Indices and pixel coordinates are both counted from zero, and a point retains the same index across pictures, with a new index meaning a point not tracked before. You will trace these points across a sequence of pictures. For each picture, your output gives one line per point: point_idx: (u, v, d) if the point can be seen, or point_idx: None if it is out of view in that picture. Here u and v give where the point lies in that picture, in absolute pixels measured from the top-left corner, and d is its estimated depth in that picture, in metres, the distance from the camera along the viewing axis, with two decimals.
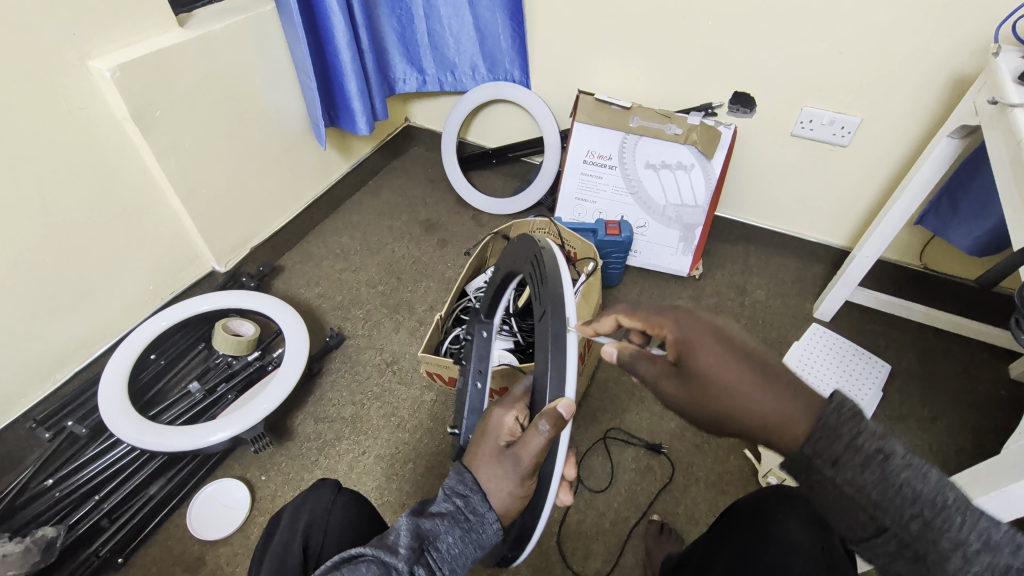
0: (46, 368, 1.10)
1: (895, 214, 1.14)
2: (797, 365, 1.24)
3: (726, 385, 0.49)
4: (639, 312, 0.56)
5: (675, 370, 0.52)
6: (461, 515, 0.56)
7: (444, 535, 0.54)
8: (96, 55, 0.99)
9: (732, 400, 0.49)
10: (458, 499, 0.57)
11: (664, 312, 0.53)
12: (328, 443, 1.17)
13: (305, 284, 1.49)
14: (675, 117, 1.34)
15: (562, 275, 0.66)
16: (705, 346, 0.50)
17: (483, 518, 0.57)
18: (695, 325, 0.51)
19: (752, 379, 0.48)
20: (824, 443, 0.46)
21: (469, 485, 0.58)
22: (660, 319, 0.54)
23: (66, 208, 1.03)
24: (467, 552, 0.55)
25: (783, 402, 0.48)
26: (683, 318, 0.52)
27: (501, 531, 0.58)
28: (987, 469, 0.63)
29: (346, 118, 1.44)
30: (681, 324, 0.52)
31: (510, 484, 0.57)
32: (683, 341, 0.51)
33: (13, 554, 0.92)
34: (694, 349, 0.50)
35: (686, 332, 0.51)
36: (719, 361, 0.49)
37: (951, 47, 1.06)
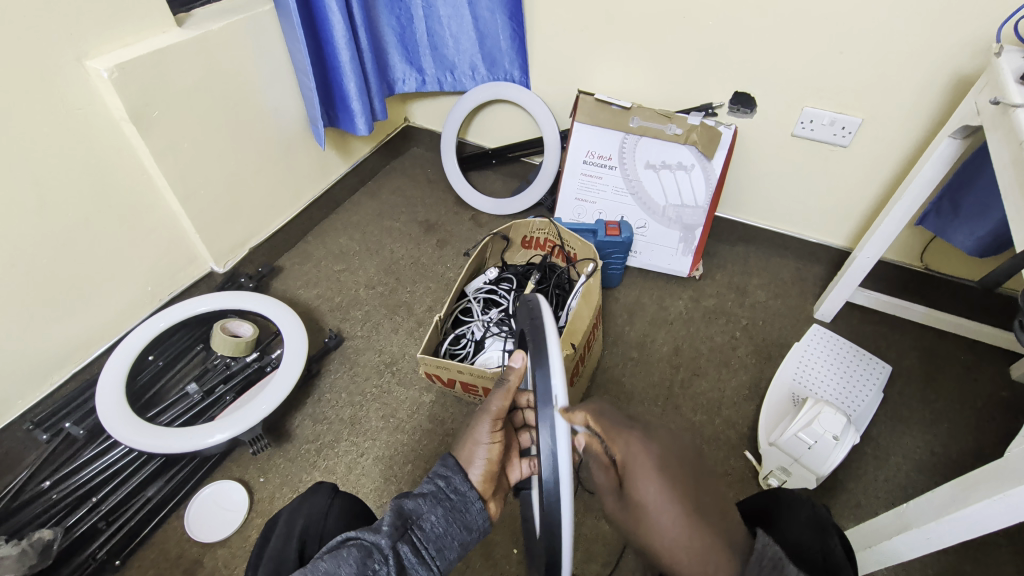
0: (43, 370, 1.09)
1: (897, 214, 1.14)
2: (798, 366, 1.23)
3: (647, 510, 0.57)
4: (605, 423, 0.67)
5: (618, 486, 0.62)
6: (443, 495, 0.61)
7: (426, 514, 0.59)
8: (93, 55, 0.99)
9: (649, 518, 0.57)
10: (439, 480, 0.63)
11: (626, 436, 0.64)
12: (326, 445, 1.16)
13: (304, 285, 1.48)
14: (675, 117, 1.33)
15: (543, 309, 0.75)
16: (645, 475, 0.60)
17: (465, 496, 0.62)
18: (637, 452, 0.62)
19: (674, 509, 0.56)
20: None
21: (450, 467, 0.64)
22: (619, 440, 0.65)
23: (64, 208, 1.03)
24: (452, 531, 0.60)
25: (695, 544, 0.54)
26: (636, 446, 0.63)
27: (483, 511, 0.63)
28: (989, 473, 0.61)
29: (345, 119, 1.43)
30: (632, 450, 0.63)
31: (481, 436, 0.69)
32: (629, 464, 0.62)
33: (10, 557, 0.91)
34: (634, 472, 0.61)
35: (635, 457, 0.62)
36: (650, 488, 0.59)
37: (952, 47, 1.06)
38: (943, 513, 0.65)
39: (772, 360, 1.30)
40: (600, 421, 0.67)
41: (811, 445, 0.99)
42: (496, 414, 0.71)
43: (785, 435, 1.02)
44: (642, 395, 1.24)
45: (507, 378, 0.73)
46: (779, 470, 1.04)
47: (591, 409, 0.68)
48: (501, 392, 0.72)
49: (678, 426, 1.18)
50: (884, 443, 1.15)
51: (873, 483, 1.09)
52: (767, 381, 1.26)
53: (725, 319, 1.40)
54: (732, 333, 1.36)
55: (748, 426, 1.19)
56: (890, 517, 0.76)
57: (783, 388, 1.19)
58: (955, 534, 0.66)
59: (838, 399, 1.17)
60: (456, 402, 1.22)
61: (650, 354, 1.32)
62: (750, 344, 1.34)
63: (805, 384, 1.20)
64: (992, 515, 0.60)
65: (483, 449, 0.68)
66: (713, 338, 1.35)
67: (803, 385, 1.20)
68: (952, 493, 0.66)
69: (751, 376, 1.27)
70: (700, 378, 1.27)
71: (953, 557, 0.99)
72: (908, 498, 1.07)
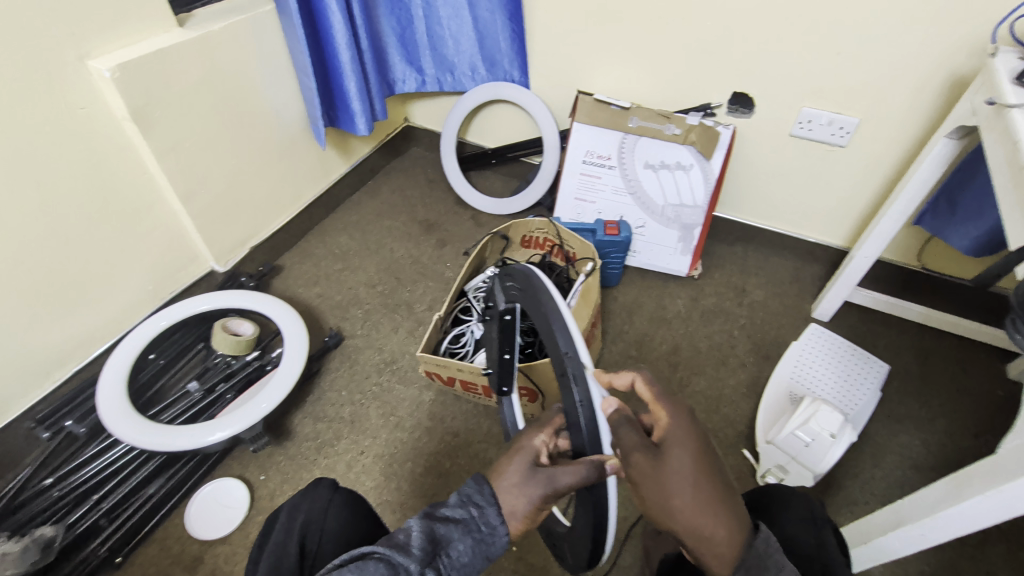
0: (45, 368, 1.10)
1: (894, 213, 1.14)
2: (795, 365, 1.24)
3: (682, 484, 0.54)
4: (655, 387, 0.61)
5: (652, 449, 0.56)
6: (475, 524, 0.58)
7: (456, 541, 0.56)
8: (95, 55, 0.99)
9: (683, 498, 0.53)
10: (472, 508, 0.59)
11: (671, 405, 0.59)
12: (325, 442, 1.17)
13: (304, 284, 1.49)
14: (673, 117, 1.34)
15: (552, 292, 0.76)
16: (687, 448, 0.56)
17: (495, 530, 0.58)
18: (689, 428, 0.57)
19: (707, 493, 0.54)
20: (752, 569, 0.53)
21: (487, 496, 0.60)
22: (665, 407, 0.59)
23: (66, 206, 1.03)
24: (476, 563, 0.57)
25: (717, 521, 0.53)
26: (684, 419, 0.58)
27: (509, 548, 0.59)
28: (982, 468, 0.62)
29: (345, 119, 1.44)
30: (680, 422, 0.57)
31: (534, 499, 0.61)
32: (671, 433, 0.57)
33: (12, 554, 0.91)
34: (677, 446, 0.56)
35: (682, 429, 0.57)
36: (690, 464, 0.55)
37: (948, 48, 1.06)
38: (937, 510, 0.66)
39: (770, 359, 1.31)
40: (654, 383, 0.61)
41: (808, 443, 0.99)
42: (561, 490, 0.61)
43: (783, 433, 1.02)
44: None
45: (583, 465, 0.62)
46: (777, 467, 1.05)
47: (642, 372, 0.62)
48: (574, 470, 0.61)
49: None
50: (881, 442, 1.16)
51: (870, 481, 1.10)
52: (765, 379, 1.27)
53: (723, 318, 1.40)
54: (731, 332, 1.37)
55: (746, 424, 1.20)
56: (886, 514, 0.76)
57: (780, 386, 1.20)
58: (950, 530, 0.66)
59: (835, 398, 1.18)
60: (455, 400, 1.23)
61: (649, 353, 1.32)
62: (748, 342, 1.34)
63: (803, 382, 1.21)
64: (987, 511, 0.61)
65: (528, 509, 0.61)
66: (711, 337, 1.36)
67: (800, 384, 1.21)
68: (947, 489, 0.66)
69: (749, 375, 1.28)
70: (698, 376, 1.28)
71: (949, 554, 0.99)
72: (904, 495, 1.08)
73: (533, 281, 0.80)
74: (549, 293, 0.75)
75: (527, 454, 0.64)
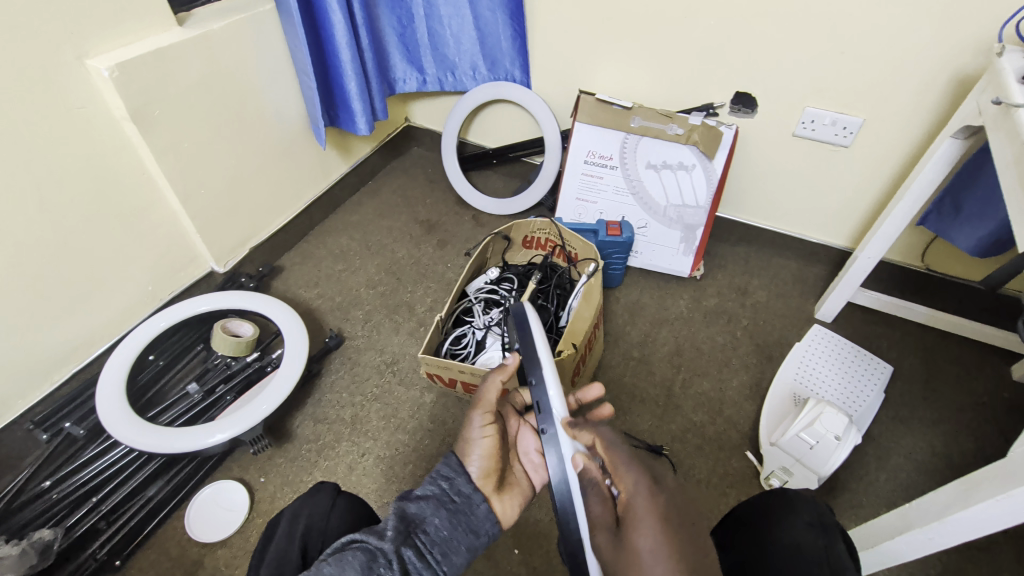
0: (43, 370, 1.09)
1: (898, 214, 1.14)
2: (798, 367, 1.23)
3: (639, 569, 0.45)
4: (616, 448, 0.56)
5: (615, 526, 0.50)
6: (447, 496, 0.61)
7: (430, 516, 0.58)
8: (93, 54, 0.99)
9: None
10: (442, 482, 0.62)
11: (630, 467, 0.52)
12: (327, 445, 1.16)
13: (303, 284, 1.48)
14: (676, 117, 1.33)
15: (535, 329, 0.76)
16: (645, 520, 0.47)
17: (469, 498, 0.62)
18: (648, 495, 0.49)
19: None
20: None
21: (454, 467, 0.64)
22: (623, 471, 0.53)
23: (64, 206, 1.02)
24: (457, 534, 0.58)
25: None
26: (643, 483, 0.50)
27: (493, 519, 0.62)
28: (992, 472, 0.61)
29: (346, 118, 1.43)
30: (636, 487, 0.50)
31: (475, 430, 0.68)
32: (630, 504, 0.50)
33: (10, 557, 0.91)
34: (632, 519, 0.48)
35: (641, 496, 0.49)
36: (652, 541, 0.46)
37: (953, 47, 1.06)
38: (946, 514, 0.65)
39: (773, 360, 1.30)
40: (612, 443, 0.57)
41: (813, 445, 0.98)
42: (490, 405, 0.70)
43: (787, 436, 1.01)
44: (644, 396, 1.24)
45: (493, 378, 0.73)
46: (780, 470, 1.04)
47: (602, 431, 0.59)
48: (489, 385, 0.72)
49: (679, 426, 1.19)
50: (886, 444, 1.15)
51: (875, 483, 1.09)
52: (768, 381, 1.26)
53: (725, 319, 1.39)
54: (734, 333, 1.36)
55: (750, 426, 1.19)
56: (893, 517, 0.76)
57: (784, 387, 1.19)
58: (960, 534, 0.65)
59: (839, 400, 1.17)
60: (456, 402, 1.22)
61: (651, 354, 1.32)
62: (751, 343, 1.34)
63: (806, 384, 1.20)
64: (996, 516, 0.60)
65: (478, 443, 0.67)
66: (713, 338, 1.35)
67: (804, 385, 1.20)
68: (956, 493, 0.65)
69: (752, 376, 1.27)
70: (701, 378, 1.27)
71: (954, 556, 0.99)
72: (908, 497, 1.07)
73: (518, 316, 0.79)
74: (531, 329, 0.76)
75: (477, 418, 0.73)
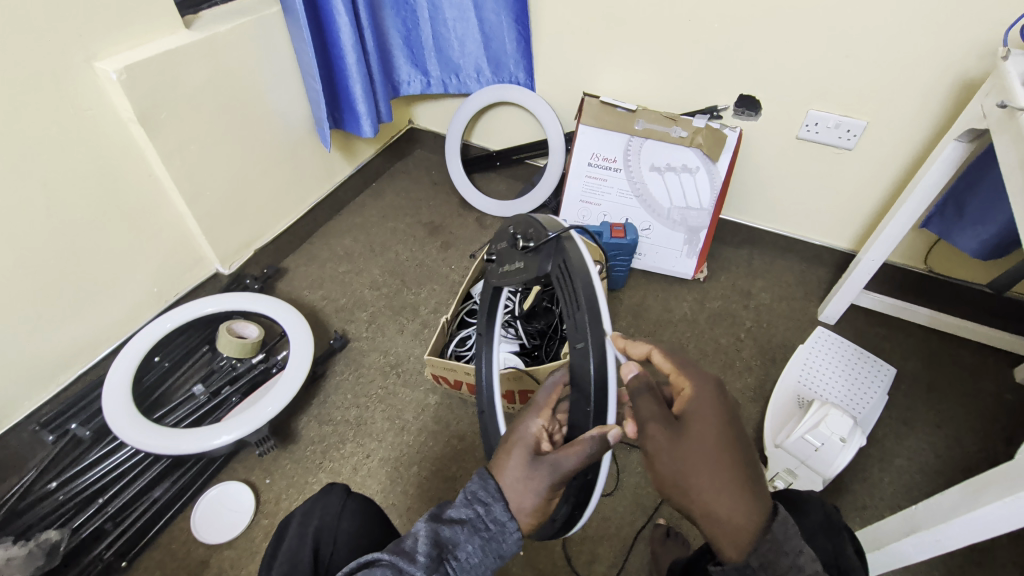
0: (50, 371, 1.09)
1: (902, 216, 1.14)
2: (802, 369, 1.23)
3: (703, 462, 0.56)
4: (677, 358, 0.63)
5: (670, 422, 0.59)
6: (481, 523, 0.59)
7: (463, 543, 0.57)
8: (102, 57, 0.99)
9: (698, 475, 0.56)
10: (478, 506, 0.60)
11: (697, 377, 0.61)
12: (332, 445, 1.17)
13: (308, 286, 1.48)
14: (680, 120, 1.34)
15: (589, 274, 0.70)
16: (710, 420, 0.58)
17: (503, 527, 0.59)
18: (712, 402, 0.60)
19: (729, 471, 0.56)
20: (767, 556, 0.53)
21: (491, 493, 0.60)
22: (688, 377, 0.62)
23: (70, 210, 1.03)
24: (487, 561, 0.58)
25: (736, 501, 0.55)
26: (707, 390, 0.61)
27: (521, 542, 0.60)
28: (999, 475, 0.62)
29: (351, 121, 1.44)
30: (702, 393, 0.60)
31: (542, 490, 0.60)
32: (695, 406, 0.60)
33: (17, 558, 0.92)
34: (698, 420, 0.59)
35: (705, 399, 0.60)
36: (711, 442, 0.57)
37: (957, 52, 1.06)
38: (953, 515, 0.65)
39: (777, 362, 1.30)
40: (670, 354, 0.64)
41: (818, 447, 0.99)
42: (568, 475, 0.61)
43: (792, 438, 1.01)
44: None
45: (591, 446, 0.61)
46: (785, 472, 1.05)
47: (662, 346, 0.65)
48: (579, 453, 0.61)
49: None
50: (890, 446, 1.15)
51: (879, 485, 1.10)
52: (771, 384, 1.26)
53: (729, 322, 1.40)
54: (738, 335, 1.36)
55: (754, 428, 1.19)
56: (899, 519, 0.76)
57: (788, 390, 1.20)
58: (966, 536, 0.65)
59: (844, 402, 1.17)
60: (461, 404, 1.22)
61: None
62: (755, 345, 1.34)
63: (810, 387, 1.20)
64: (1001, 518, 0.60)
65: (538, 501, 0.61)
66: (717, 341, 1.35)
67: (808, 387, 1.20)
68: (963, 495, 0.66)
69: (756, 379, 1.27)
70: None
71: (960, 559, 0.99)
72: (913, 501, 1.07)
73: (576, 266, 0.71)
74: (588, 278, 0.69)
75: (524, 443, 0.64)
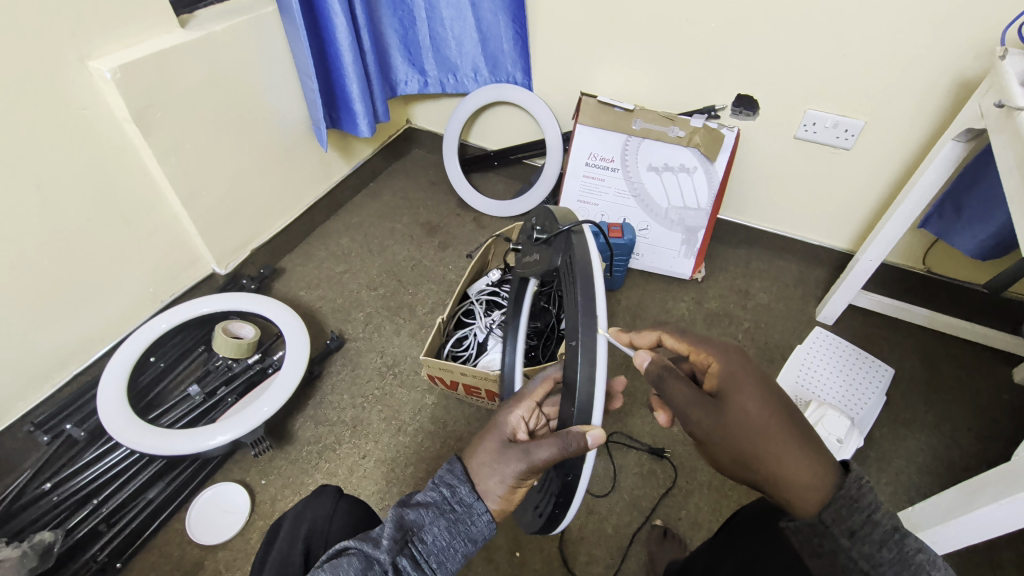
0: (44, 372, 1.09)
1: (899, 217, 1.13)
2: (800, 370, 1.23)
3: (756, 431, 0.53)
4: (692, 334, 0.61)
5: (707, 399, 0.56)
6: (447, 505, 0.58)
7: (428, 525, 0.56)
8: (97, 56, 0.99)
9: (756, 445, 0.53)
10: (444, 489, 0.59)
11: (717, 349, 0.58)
12: (328, 446, 1.16)
13: (304, 287, 1.48)
14: (677, 120, 1.34)
15: (591, 261, 0.66)
16: (749, 388, 0.55)
17: (470, 508, 0.58)
18: (744, 367, 0.56)
19: (784, 433, 0.53)
20: (841, 514, 0.52)
21: (458, 475, 0.59)
22: (709, 352, 0.59)
23: (64, 210, 1.02)
24: (455, 543, 0.57)
25: (801, 461, 0.52)
26: (733, 359, 0.57)
27: (492, 525, 0.59)
28: (996, 476, 0.61)
29: (347, 120, 1.43)
30: (729, 364, 0.57)
31: (509, 477, 0.59)
32: (725, 378, 0.56)
33: (10, 560, 0.90)
34: (734, 389, 0.55)
35: (734, 368, 0.56)
36: (756, 407, 0.54)
37: (955, 51, 1.06)
38: (951, 516, 0.65)
39: (774, 362, 1.30)
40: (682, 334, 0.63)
41: None
42: (537, 465, 0.58)
43: None
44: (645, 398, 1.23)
45: (563, 439, 0.57)
46: None
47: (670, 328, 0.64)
48: (550, 443, 0.58)
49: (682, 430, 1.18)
50: (887, 446, 1.15)
51: (877, 486, 1.09)
52: None
53: (727, 322, 1.39)
54: (736, 335, 1.36)
55: None
56: (897, 520, 0.75)
57: (786, 391, 1.19)
58: (964, 537, 0.65)
59: (841, 403, 1.17)
60: (458, 404, 1.22)
61: None
62: (753, 346, 1.34)
63: (808, 387, 1.20)
64: (999, 519, 0.60)
65: (505, 488, 0.59)
66: None
67: (806, 388, 1.20)
68: (960, 497, 0.65)
69: None
70: None
71: (958, 560, 0.98)
72: (911, 502, 1.07)
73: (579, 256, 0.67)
74: (589, 268, 0.65)
75: (499, 432, 0.63)
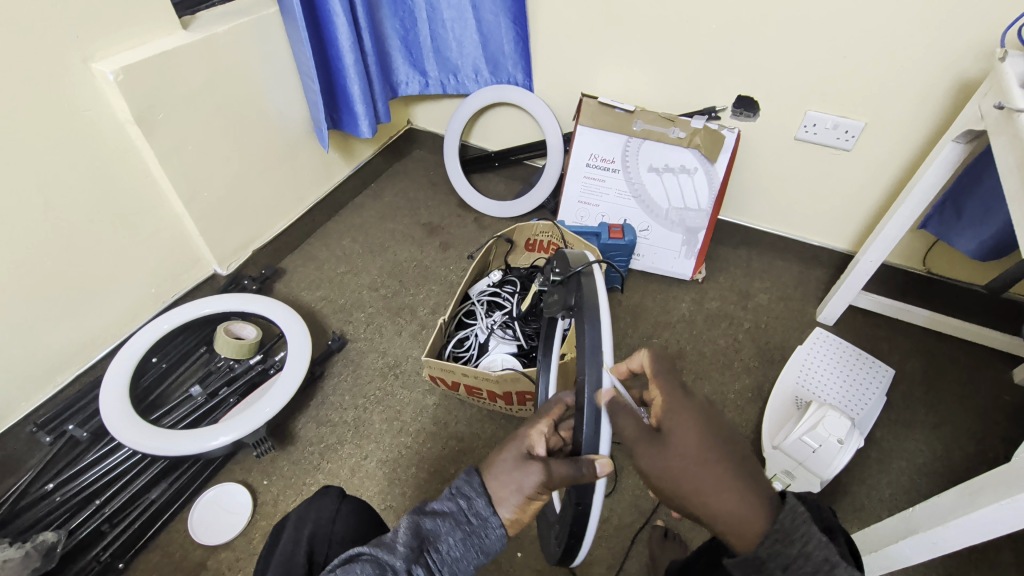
0: (46, 373, 1.09)
1: (900, 217, 1.14)
2: (800, 371, 1.23)
3: (693, 466, 0.54)
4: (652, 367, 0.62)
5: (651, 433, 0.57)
6: (463, 516, 0.58)
7: (444, 535, 0.57)
8: (99, 57, 0.99)
9: (695, 480, 0.54)
10: (461, 500, 0.59)
11: (667, 385, 0.60)
12: (330, 446, 1.17)
13: (305, 287, 1.48)
14: (678, 121, 1.34)
15: (599, 298, 0.67)
16: (687, 423, 0.56)
17: (486, 522, 0.58)
18: (685, 404, 0.58)
19: (722, 468, 0.54)
20: (778, 547, 0.52)
21: (475, 488, 0.59)
22: (659, 387, 0.60)
23: (67, 211, 1.03)
24: (468, 555, 0.57)
25: (737, 497, 0.53)
26: (678, 395, 0.59)
27: (505, 538, 0.58)
28: (995, 477, 0.62)
29: (349, 121, 1.44)
30: (673, 399, 0.58)
31: (525, 491, 0.58)
32: (669, 413, 0.58)
33: (13, 560, 0.91)
34: (676, 424, 0.56)
35: (677, 404, 0.58)
36: (696, 443, 0.55)
37: (954, 53, 1.06)
38: (949, 518, 0.65)
39: (775, 363, 1.30)
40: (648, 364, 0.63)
41: (815, 448, 0.99)
42: (553, 482, 0.57)
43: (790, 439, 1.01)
44: None
45: (576, 465, 0.58)
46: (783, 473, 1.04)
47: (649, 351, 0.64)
48: (566, 464, 0.57)
49: None
50: (887, 447, 1.15)
51: (877, 486, 1.10)
52: (769, 385, 1.26)
53: (728, 323, 1.39)
54: (736, 335, 1.36)
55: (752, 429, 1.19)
56: (897, 521, 0.76)
57: (786, 391, 1.20)
58: (963, 538, 0.65)
59: (841, 404, 1.17)
60: (459, 405, 1.22)
61: None
62: (753, 346, 1.34)
63: (808, 388, 1.20)
64: (997, 520, 0.60)
65: (521, 501, 0.58)
66: (716, 342, 1.35)
67: (807, 389, 1.20)
68: (958, 498, 0.66)
69: (754, 380, 1.27)
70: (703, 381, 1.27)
71: (958, 560, 0.99)
72: (911, 502, 1.07)
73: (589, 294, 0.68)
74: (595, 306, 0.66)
75: (518, 444, 0.62)
